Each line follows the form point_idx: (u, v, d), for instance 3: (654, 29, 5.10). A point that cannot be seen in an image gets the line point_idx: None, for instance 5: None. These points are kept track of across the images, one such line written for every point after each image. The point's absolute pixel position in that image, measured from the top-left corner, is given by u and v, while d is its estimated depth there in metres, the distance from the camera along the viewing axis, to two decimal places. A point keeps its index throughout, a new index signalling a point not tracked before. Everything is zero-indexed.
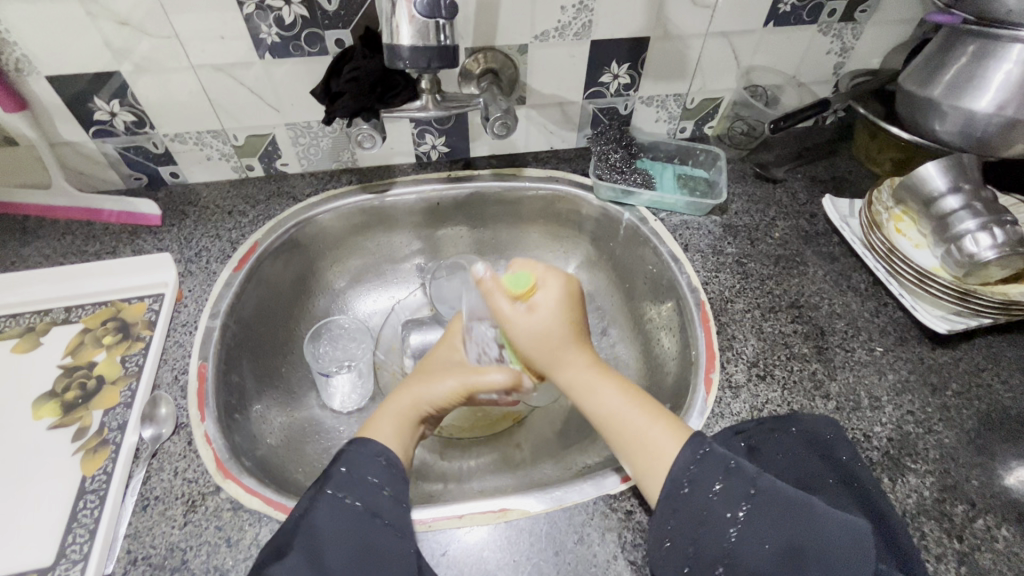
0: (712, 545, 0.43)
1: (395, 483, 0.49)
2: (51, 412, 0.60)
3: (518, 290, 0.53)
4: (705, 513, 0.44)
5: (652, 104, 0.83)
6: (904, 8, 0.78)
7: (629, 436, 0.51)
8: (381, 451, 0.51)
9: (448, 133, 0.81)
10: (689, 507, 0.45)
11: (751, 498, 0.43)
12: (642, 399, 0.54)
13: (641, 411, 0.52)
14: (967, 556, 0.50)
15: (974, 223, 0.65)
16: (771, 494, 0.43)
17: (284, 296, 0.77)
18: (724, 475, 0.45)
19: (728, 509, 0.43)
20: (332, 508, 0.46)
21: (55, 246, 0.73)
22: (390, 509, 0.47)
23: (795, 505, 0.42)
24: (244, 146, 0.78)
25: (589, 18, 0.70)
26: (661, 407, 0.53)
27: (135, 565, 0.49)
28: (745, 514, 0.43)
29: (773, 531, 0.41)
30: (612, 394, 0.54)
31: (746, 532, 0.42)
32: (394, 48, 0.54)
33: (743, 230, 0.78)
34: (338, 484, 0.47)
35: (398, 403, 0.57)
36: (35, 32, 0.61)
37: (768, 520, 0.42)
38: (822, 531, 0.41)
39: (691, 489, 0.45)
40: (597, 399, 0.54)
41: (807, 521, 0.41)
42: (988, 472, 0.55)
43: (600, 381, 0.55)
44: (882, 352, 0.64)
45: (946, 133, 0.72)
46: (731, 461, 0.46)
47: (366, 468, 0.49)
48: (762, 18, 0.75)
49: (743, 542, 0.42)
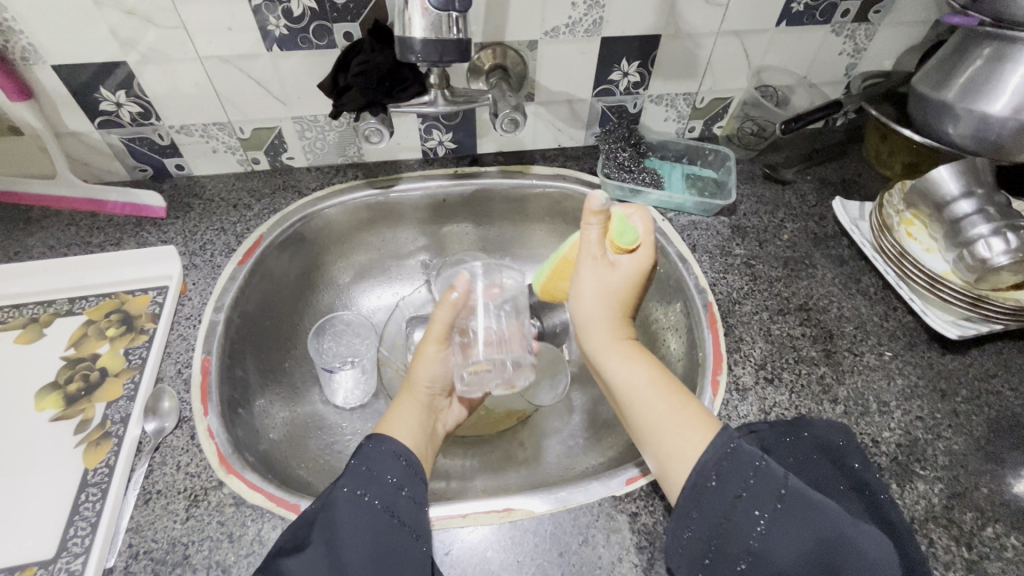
0: (737, 544, 0.42)
1: (414, 484, 0.49)
2: (54, 404, 0.59)
3: (618, 244, 0.55)
4: (732, 510, 0.43)
5: (661, 102, 0.82)
6: (919, 10, 0.77)
7: (653, 422, 0.51)
8: (400, 450, 0.50)
9: (456, 129, 0.80)
10: (712, 502, 0.44)
11: (782, 500, 0.42)
12: (670, 382, 0.54)
13: (666, 399, 0.52)
14: (975, 564, 0.49)
15: (987, 228, 0.64)
16: (801, 497, 0.42)
17: (288, 291, 0.76)
18: (754, 474, 0.44)
19: (756, 509, 0.43)
20: (351, 505, 0.45)
21: (59, 237, 0.73)
22: (409, 511, 0.47)
23: (825, 510, 0.41)
24: (251, 138, 0.77)
25: (601, 14, 0.69)
26: (688, 396, 0.52)
27: (137, 559, 0.49)
28: (771, 516, 0.42)
29: (800, 532, 0.41)
30: (644, 372, 0.54)
31: (772, 532, 0.42)
32: (405, 41, 0.53)
33: (752, 231, 0.77)
34: (357, 481, 0.47)
35: (407, 402, 0.57)
36: (41, 21, 0.61)
37: (796, 524, 0.41)
38: (848, 533, 0.40)
39: (718, 484, 0.45)
40: (629, 369, 0.55)
41: (836, 528, 0.40)
42: (997, 480, 0.54)
43: (629, 359, 0.55)
44: (891, 357, 0.64)
45: (959, 136, 0.71)
46: (758, 460, 0.45)
47: (384, 466, 0.49)
48: (775, 17, 0.74)
49: (769, 542, 0.42)
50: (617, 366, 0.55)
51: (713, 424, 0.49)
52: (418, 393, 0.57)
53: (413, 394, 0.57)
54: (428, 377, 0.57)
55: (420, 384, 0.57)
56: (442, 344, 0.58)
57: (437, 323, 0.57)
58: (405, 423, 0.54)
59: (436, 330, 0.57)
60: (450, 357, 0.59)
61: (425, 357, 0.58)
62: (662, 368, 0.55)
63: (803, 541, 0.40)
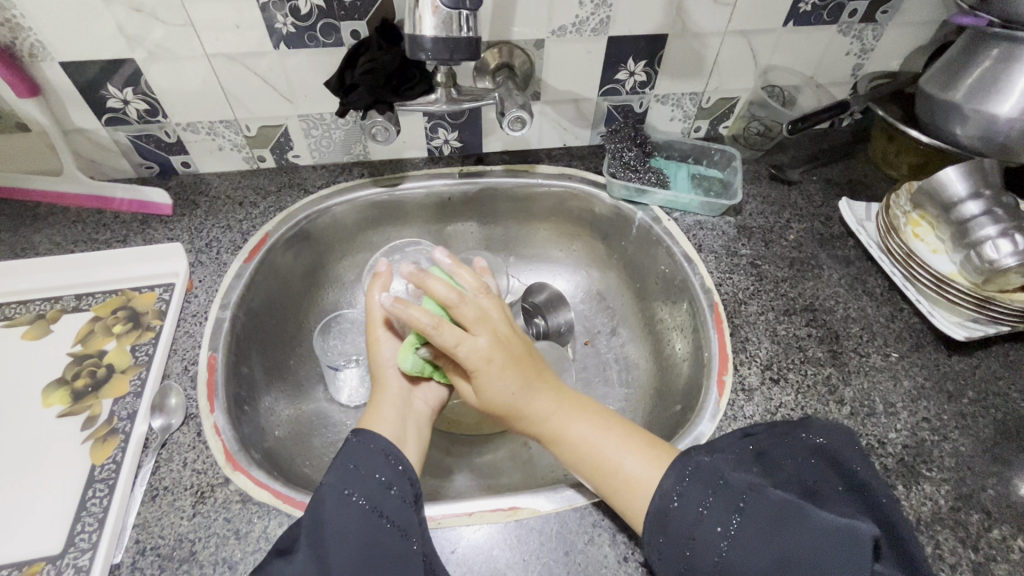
0: (704, 560, 0.43)
1: (403, 483, 0.48)
2: (61, 400, 0.59)
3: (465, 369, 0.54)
4: (696, 528, 0.45)
5: (667, 102, 0.82)
6: (928, 9, 0.76)
7: (610, 479, 0.51)
8: (388, 448, 0.50)
9: (461, 127, 0.80)
10: (680, 520, 0.45)
11: (741, 511, 0.44)
12: (613, 427, 0.54)
13: (613, 444, 0.52)
14: (982, 566, 0.49)
15: (995, 229, 0.64)
16: (758, 506, 0.44)
17: (293, 289, 0.76)
18: (713, 490, 0.46)
19: (719, 523, 0.44)
20: (338, 505, 0.45)
21: (65, 233, 0.73)
22: (398, 510, 0.46)
23: (783, 508, 0.43)
24: (257, 136, 0.77)
25: (608, 13, 0.69)
26: (637, 434, 0.53)
27: (143, 555, 0.49)
28: (733, 530, 0.43)
29: (762, 543, 0.42)
30: (584, 430, 0.54)
31: (736, 546, 0.43)
32: (416, 38, 0.53)
33: (758, 231, 0.77)
34: (344, 481, 0.47)
35: (381, 393, 0.56)
36: (49, 18, 0.61)
37: (759, 534, 0.42)
38: (806, 537, 0.41)
39: (680, 504, 0.46)
40: (572, 434, 0.54)
41: (793, 530, 0.41)
42: (1004, 482, 0.54)
43: (569, 420, 0.54)
44: (897, 358, 0.64)
45: (966, 137, 0.71)
46: (719, 477, 0.47)
47: (372, 465, 0.48)
48: (782, 16, 0.73)
49: (734, 554, 0.43)
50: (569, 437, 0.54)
51: (668, 454, 0.51)
52: (384, 377, 0.57)
53: (382, 381, 0.57)
54: (384, 359, 0.58)
55: (381, 370, 0.57)
56: (386, 325, 0.58)
57: (373, 309, 0.58)
58: (386, 412, 0.54)
59: (375, 316, 0.58)
60: (400, 335, 0.60)
61: (377, 344, 0.58)
62: (603, 415, 0.56)
63: (764, 551, 0.42)
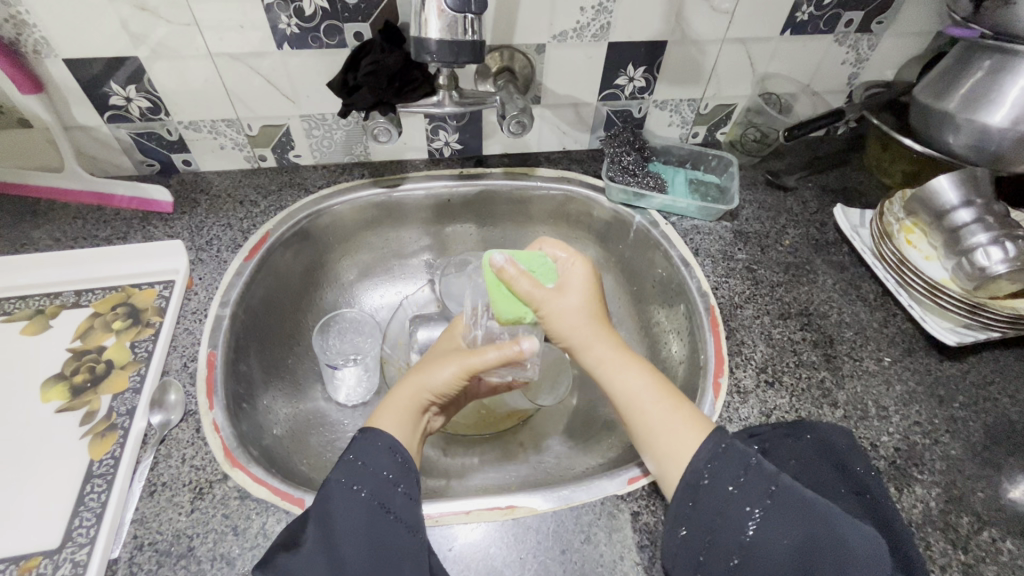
0: (726, 538, 0.44)
1: (409, 482, 0.48)
2: (59, 395, 0.60)
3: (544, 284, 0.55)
4: (724, 505, 0.45)
5: (665, 108, 0.83)
6: (922, 20, 0.78)
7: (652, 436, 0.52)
8: (396, 446, 0.50)
9: (461, 130, 0.81)
10: (706, 500, 0.46)
11: (771, 495, 0.44)
12: (667, 388, 0.55)
13: (660, 405, 0.53)
14: (972, 568, 0.50)
15: (986, 237, 0.65)
16: (788, 494, 0.44)
17: (292, 288, 0.77)
18: (744, 471, 0.46)
19: (748, 503, 0.45)
20: (344, 496, 0.46)
21: (66, 229, 0.73)
22: (404, 507, 0.46)
23: (812, 505, 0.44)
24: (258, 135, 0.78)
25: (608, 20, 0.70)
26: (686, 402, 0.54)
27: (141, 550, 0.49)
28: (762, 511, 0.44)
29: (790, 527, 0.43)
30: (640, 382, 0.55)
31: (762, 526, 0.43)
32: (421, 41, 0.54)
33: (754, 236, 0.78)
34: (352, 474, 0.47)
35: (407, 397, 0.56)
36: (54, 15, 0.61)
37: (786, 521, 0.43)
38: (836, 534, 0.42)
39: (711, 481, 0.46)
40: (622, 381, 0.55)
41: (819, 523, 0.43)
42: (993, 485, 0.55)
43: (627, 366, 0.56)
44: (890, 362, 0.65)
45: (959, 146, 0.72)
46: (749, 458, 0.47)
47: (379, 461, 0.48)
48: (780, 25, 0.75)
49: (759, 535, 0.43)
50: (617, 378, 0.55)
51: (705, 425, 0.51)
52: (421, 395, 0.56)
53: (420, 397, 0.56)
54: (439, 387, 0.56)
55: (428, 389, 0.56)
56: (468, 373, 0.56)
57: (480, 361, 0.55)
58: (399, 415, 0.54)
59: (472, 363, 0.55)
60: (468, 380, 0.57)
61: (445, 372, 0.56)
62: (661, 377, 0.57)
63: (790, 536, 0.43)
